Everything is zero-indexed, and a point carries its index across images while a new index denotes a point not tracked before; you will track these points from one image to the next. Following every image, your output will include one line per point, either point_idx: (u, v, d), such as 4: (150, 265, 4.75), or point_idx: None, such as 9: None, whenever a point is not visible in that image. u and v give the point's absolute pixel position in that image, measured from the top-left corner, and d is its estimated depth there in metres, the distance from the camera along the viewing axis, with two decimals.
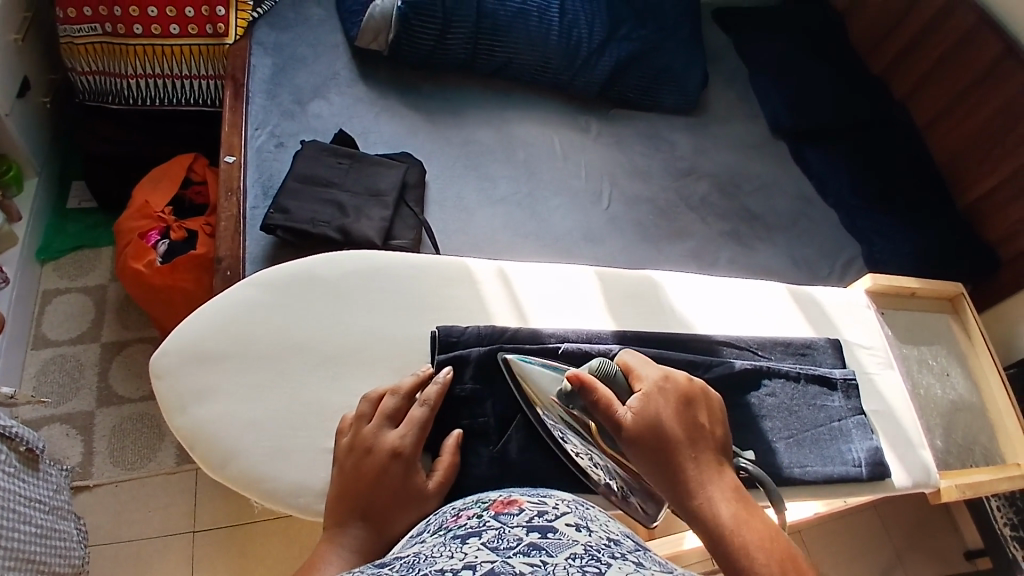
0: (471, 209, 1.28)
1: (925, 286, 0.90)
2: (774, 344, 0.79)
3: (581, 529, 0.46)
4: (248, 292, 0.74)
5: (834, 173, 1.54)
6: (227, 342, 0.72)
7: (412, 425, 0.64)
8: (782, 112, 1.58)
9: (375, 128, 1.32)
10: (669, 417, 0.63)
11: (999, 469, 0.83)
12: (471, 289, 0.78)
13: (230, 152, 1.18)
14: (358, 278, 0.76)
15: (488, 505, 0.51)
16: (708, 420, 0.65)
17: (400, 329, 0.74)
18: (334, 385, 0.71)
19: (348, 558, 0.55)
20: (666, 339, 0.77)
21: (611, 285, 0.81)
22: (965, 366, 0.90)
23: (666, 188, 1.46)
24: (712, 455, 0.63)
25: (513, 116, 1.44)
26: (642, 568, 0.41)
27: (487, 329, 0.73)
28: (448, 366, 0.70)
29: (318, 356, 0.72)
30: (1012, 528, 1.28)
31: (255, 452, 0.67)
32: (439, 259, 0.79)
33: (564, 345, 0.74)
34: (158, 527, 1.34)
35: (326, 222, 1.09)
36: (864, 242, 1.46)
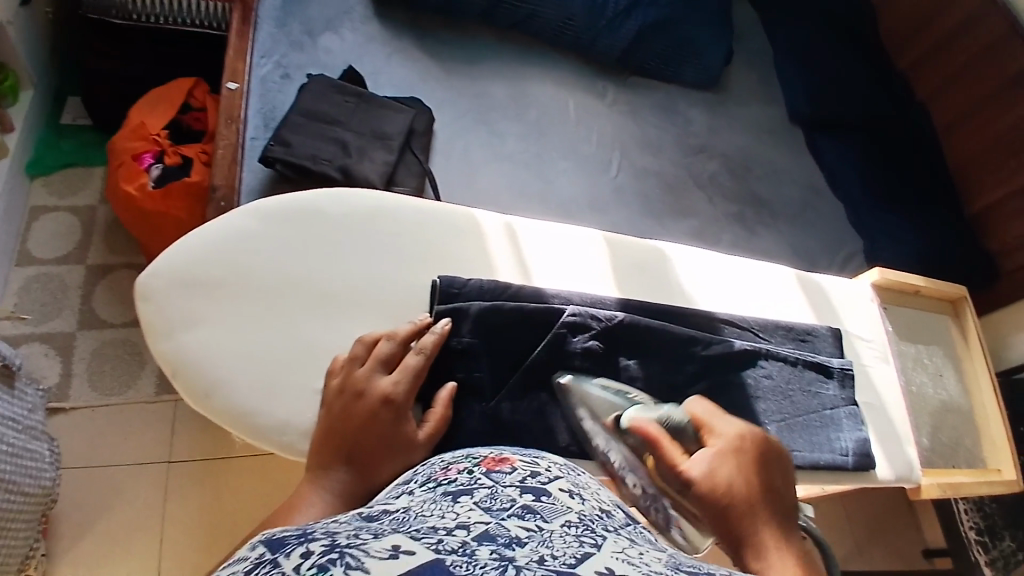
0: (477, 164, 1.25)
1: (929, 284, 0.89)
2: (775, 328, 0.78)
3: (574, 496, 0.46)
4: (243, 219, 0.71)
5: (847, 165, 1.51)
6: (218, 269, 0.69)
7: (405, 373, 0.63)
8: (802, 98, 1.54)
9: (386, 69, 1.27)
10: (742, 476, 0.56)
11: (977, 474, 0.85)
12: (475, 242, 0.76)
13: (232, 78, 1.13)
14: (360, 217, 0.74)
15: (479, 462, 0.50)
16: (783, 488, 0.58)
17: (400, 275, 0.72)
18: (329, 326, 0.69)
19: (330, 499, 0.54)
20: (669, 312, 0.76)
21: (620, 252, 0.79)
22: (958, 369, 0.90)
23: (676, 164, 1.43)
24: (782, 526, 0.54)
25: (528, 73, 1.39)
26: (636, 544, 0.41)
27: (489, 283, 0.71)
28: (446, 318, 0.68)
29: (312, 293, 0.70)
30: (976, 532, 1.32)
31: (243, 386, 0.66)
32: (445, 207, 0.76)
33: (568, 308, 0.72)
34: (134, 454, 1.33)
35: (327, 160, 1.06)
36: (867, 238, 1.45)
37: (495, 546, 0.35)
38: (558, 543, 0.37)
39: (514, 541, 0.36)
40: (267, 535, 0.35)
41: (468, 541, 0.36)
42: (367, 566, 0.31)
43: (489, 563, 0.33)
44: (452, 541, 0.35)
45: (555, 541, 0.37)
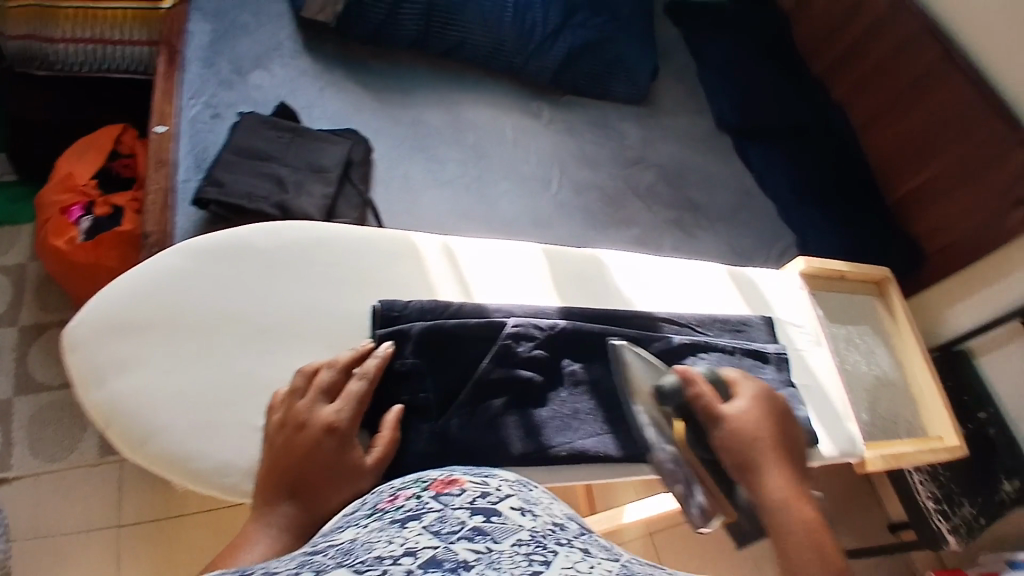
0: (419, 190, 1.26)
1: (853, 269, 0.94)
2: (712, 321, 0.81)
3: (526, 513, 0.45)
4: (173, 259, 0.70)
5: (774, 165, 1.59)
6: (148, 313, 0.67)
7: (348, 400, 0.62)
8: (727, 106, 1.62)
9: (320, 102, 1.27)
10: (764, 420, 0.69)
11: (920, 442, 0.88)
12: (414, 263, 0.76)
13: (161, 121, 1.12)
14: (294, 248, 0.73)
15: (428, 486, 0.48)
16: (795, 433, 0.71)
17: (338, 303, 0.72)
18: (266, 359, 0.68)
19: (278, 539, 0.53)
20: (609, 316, 0.78)
21: (558, 263, 0.81)
22: (889, 345, 0.95)
23: (614, 177, 1.48)
24: (790, 461, 0.67)
25: (464, 99, 1.42)
26: (589, 555, 0.41)
27: (430, 303, 0.72)
28: (389, 340, 0.68)
29: (248, 329, 0.69)
30: (933, 501, 1.40)
31: (178, 430, 0.64)
32: (381, 231, 0.76)
33: (510, 320, 0.73)
34: (80, 521, 1.26)
35: (263, 197, 1.05)
36: (798, 233, 1.52)
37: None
38: (506, 564, 0.36)
39: (461, 566, 0.36)
40: None
41: (412, 570, 0.35)
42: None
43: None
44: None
45: (502, 562, 0.37)
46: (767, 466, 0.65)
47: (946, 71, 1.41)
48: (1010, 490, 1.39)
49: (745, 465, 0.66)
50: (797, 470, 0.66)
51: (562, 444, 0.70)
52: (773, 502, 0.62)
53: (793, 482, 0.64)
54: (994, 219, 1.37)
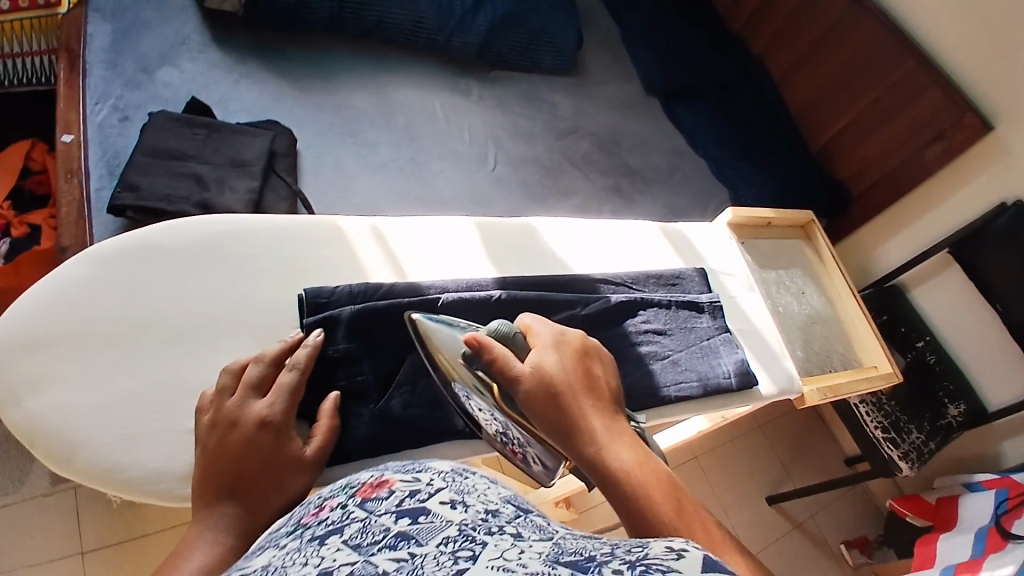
0: (351, 177, 1.23)
1: (778, 215, 0.97)
2: (646, 278, 0.82)
3: (456, 505, 0.44)
4: (80, 267, 0.67)
5: (703, 124, 1.62)
6: (60, 325, 0.64)
7: (280, 393, 0.61)
8: (654, 68, 1.64)
9: (236, 96, 1.22)
10: (566, 370, 0.59)
11: (856, 372, 0.91)
12: (342, 249, 0.75)
13: (66, 130, 1.05)
14: (210, 243, 0.71)
15: (356, 492, 0.47)
16: (605, 377, 0.62)
17: (262, 294, 0.70)
18: (190, 359, 0.65)
19: (220, 541, 0.51)
20: (545, 282, 0.77)
21: (491, 235, 0.80)
22: (818, 284, 0.98)
23: (549, 148, 1.48)
24: (610, 411, 0.58)
25: (389, 81, 1.39)
26: (519, 540, 0.41)
27: (360, 286, 0.70)
28: (318, 329, 0.67)
29: (169, 330, 0.66)
30: (882, 431, 1.40)
31: (104, 442, 0.61)
32: (303, 219, 0.74)
33: (443, 297, 0.72)
34: (36, 554, 1.20)
35: (184, 198, 1.01)
36: (731, 187, 1.56)
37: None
38: (429, 568, 0.36)
39: None
40: None
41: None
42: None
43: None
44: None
45: (425, 567, 0.36)
46: (582, 424, 0.55)
47: (856, 16, 1.46)
48: (956, 413, 1.46)
49: (563, 430, 0.55)
50: (615, 421, 0.56)
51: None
52: (612, 467, 0.52)
53: (620, 437, 0.55)
54: (917, 152, 1.42)
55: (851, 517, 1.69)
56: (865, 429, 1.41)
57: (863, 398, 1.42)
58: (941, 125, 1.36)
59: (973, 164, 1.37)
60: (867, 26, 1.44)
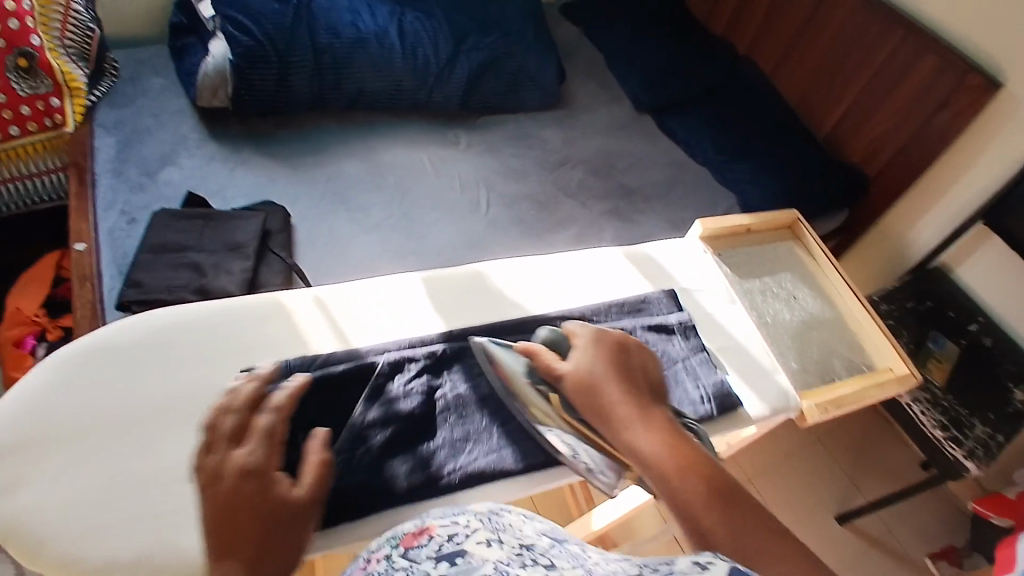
0: (345, 242, 1.27)
1: (756, 220, 0.93)
2: (608, 307, 0.79)
3: (492, 543, 0.50)
4: (49, 371, 0.68)
5: (697, 131, 1.59)
6: (24, 428, 0.64)
7: (260, 438, 0.60)
8: (639, 88, 1.64)
9: (233, 183, 1.30)
10: (606, 365, 0.67)
11: (867, 378, 0.83)
12: (289, 323, 0.77)
13: (78, 238, 1.14)
14: (167, 334, 0.73)
15: (398, 542, 0.53)
16: (643, 366, 0.69)
17: (206, 378, 0.71)
18: (144, 449, 0.65)
19: None
20: (494, 328, 0.77)
21: (438, 287, 0.82)
22: (812, 286, 0.92)
23: (542, 181, 1.49)
24: (648, 400, 0.65)
25: (377, 144, 1.45)
26: (552, 569, 0.47)
27: (295, 359, 0.72)
28: (247, 406, 0.67)
29: (127, 418, 0.66)
30: (942, 429, 1.26)
31: (51, 541, 0.59)
32: (246, 299, 0.77)
33: (383, 358, 0.74)
34: None
35: (183, 286, 1.08)
36: (736, 190, 1.50)
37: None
38: None
39: None
40: None
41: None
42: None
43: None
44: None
45: None
46: (620, 412, 0.63)
47: None
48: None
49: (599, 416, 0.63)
50: (645, 413, 0.63)
51: (454, 471, 0.69)
52: (647, 456, 0.59)
53: (655, 427, 0.62)
54: (923, 123, 1.33)
55: (932, 526, 1.52)
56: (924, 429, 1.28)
57: (916, 397, 1.30)
58: (941, 94, 1.28)
59: (986, 125, 1.27)
60: (843, 2, 1.43)
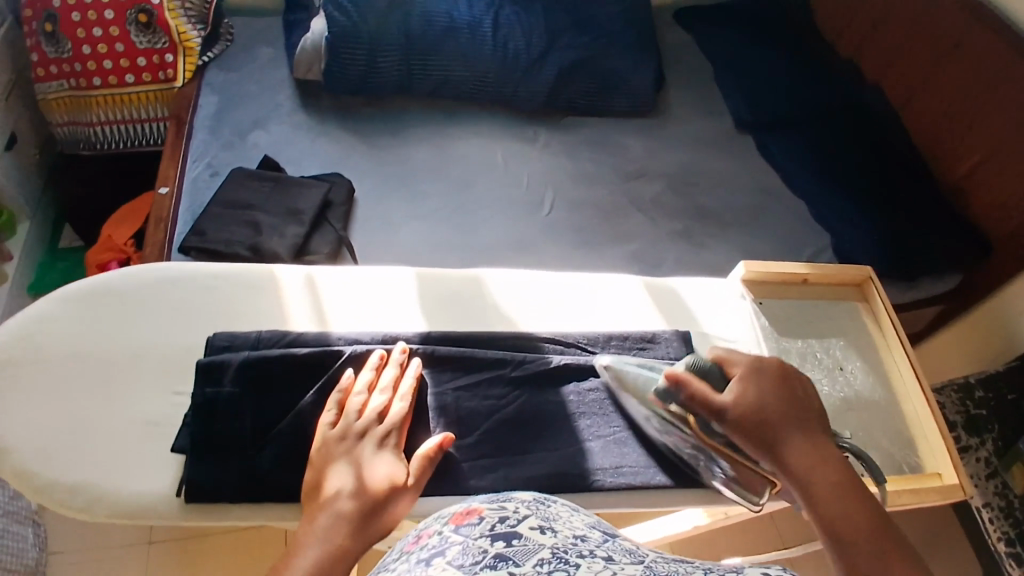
0: (398, 224, 1.29)
1: (815, 272, 0.83)
2: (607, 339, 0.75)
3: (545, 531, 0.47)
4: (44, 305, 0.69)
5: (798, 162, 1.43)
6: (9, 353, 0.66)
7: (391, 424, 0.63)
8: (742, 106, 1.51)
9: (310, 152, 1.36)
10: (774, 394, 0.65)
11: (906, 481, 0.72)
12: (270, 295, 0.74)
13: (164, 183, 1.25)
14: (156, 287, 0.72)
15: (448, 519, 0.50)
16: (808, 398, 0.66)
17: (186, 335, 0.70)
18: (107, 395, 0.65)
19: (314, 551, 0.54)
20: (480, 338, 0.73)
21: (430, 286, 0.77)
22: (866, 358, 0.80)
23: (613, 191, 1.42)
24: (819, 430, 0.64)
25: (454, 131, 1.45)
26: (612, 563, 0.44)
27: (268, 333, 0.69)
28: (206, 370, 0.65)
29: (98, 365, 0.66)
30: (1008, 545, 1.09)
31: (11, 463, 0.60)
32: (242, 266, 0.75)
33: (350, 349, 0.69)
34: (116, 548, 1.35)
35: (239, 242, 1.14)
36: (831, 233, 1.34)
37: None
38: None
39: None
40: None
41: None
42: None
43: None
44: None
45: None
46: (781, 437, 0.62)
47: (977, 32, 1.26)
48: None
49: (759, 439, 0.62)
50: (813, 440, 0.63)
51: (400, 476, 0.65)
52: (814, 485, 0.60)
53: (826, 456, 0.62)
54: None
55: None
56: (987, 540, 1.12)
57: (988, 502, 1.13)
58: None
59: None
60: (983, 38, 1.25)
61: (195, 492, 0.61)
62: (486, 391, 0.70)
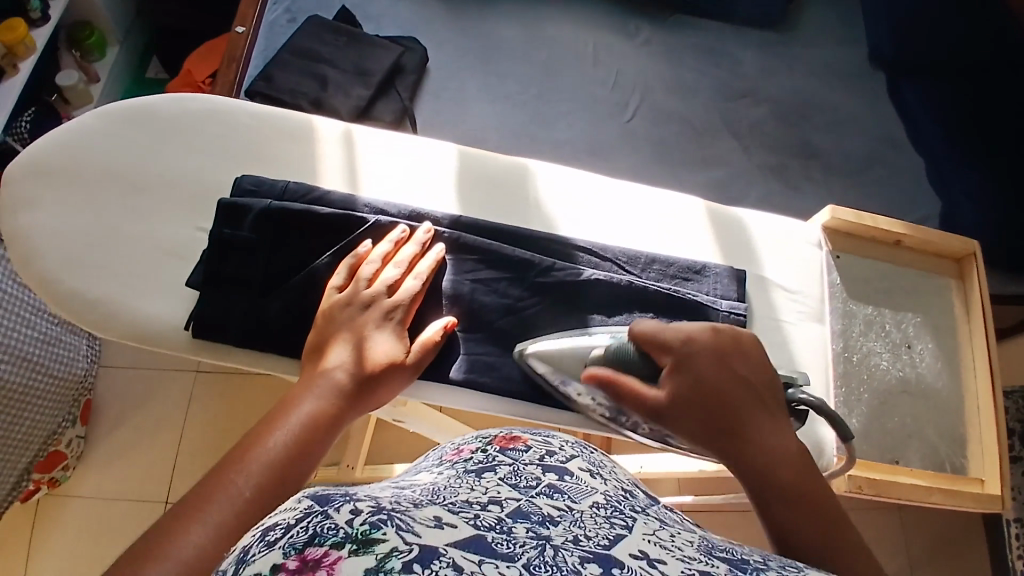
0: (468, 104, 1.21)
1: (911, 234, 0.71)
2: (649, 263, 0.67)
3: (594, 476, 0.49)
4: (91, 118, 0.69)
5: (935, 109, 1.22)
6: (54, 157, 0.66)
7: (399, 301, 0.62)
8: (885, 30, 1.28)
9: (391, 11, 1.28)
10: (715, 376, 0.57)
11: (943, 480, 0.66)
12: (307, 147, 0.70)
13: (241, 22, 1.22)
14: (196, 117, 0.70)
15: (493, 441, 0.54)
16: (753, 375, 0.58)
17: (212, 172, 0.68)
18: (138, 214, 0.65)
19: (306, 405, 0.56)
20: (512, 234, 0.68)
21: (472, 167, 0.71)
22: (942, 342, 0.70)
23: (708, 107, 1.27)
24: (769, 408, 0.56)
25: (546, 12, 1.32)
26: (665, 524, 0.43)
27: (296, 186, 0.67)
28: (232, 209, 0.64)
29: (132, 185, 0.66)
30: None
31: (46, 263, 0.63)
32: (284, 111, 0.71)
33: (375, 218, 0.66)
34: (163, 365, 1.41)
35: (304, 94, 1.10)
36: (948, 200, 1.16)
37: (529, 524, 0.37)
38: (588, 522, 0.39)
39: (546, 518, 0.39)
40: (312, 490, 0.36)
41: (503, 517, 0.38)
42: (417, 530, 0.32)
43: (527, 541, 0.35)
44: (488, 517, 0.37)
45: (585, 521, 0.39)
46: (730, 420, 0.55)
47: None
48: None
49: (704, 424, 0.56)
50: (773, 423, 0.55)
51: None
52: (756, 475, 0.53)
53: (777, 436, 0.55)
54: None
55: None
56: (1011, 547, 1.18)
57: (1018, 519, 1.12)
58: None
59: None
60: None
61: (203, 327, 0.62)
62: (506, 289, 0.66)
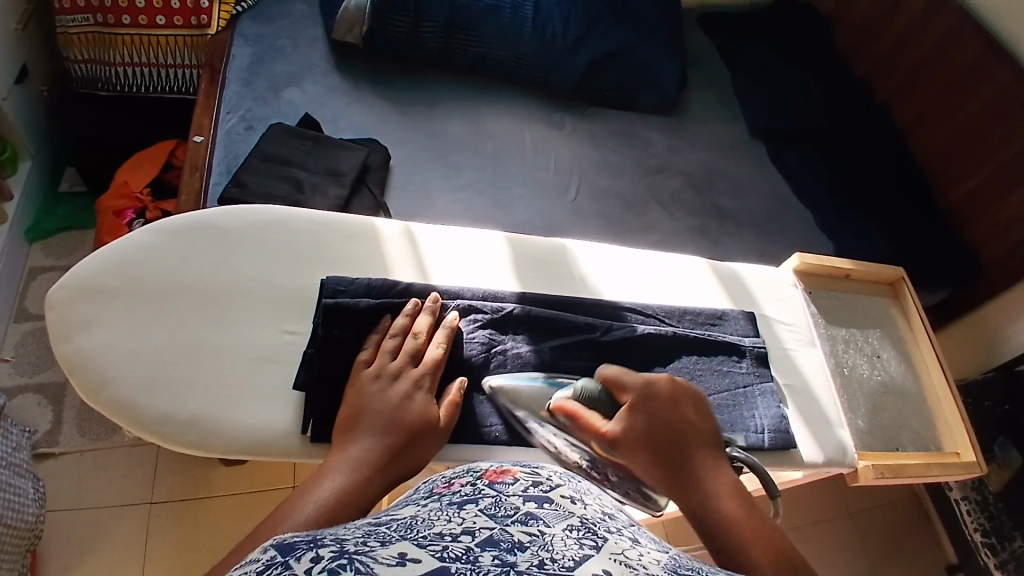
0: (433, 195, 1.30)
1: (858, 268, 0.93)
2: (682, 314, 0.82)
3: (576, 501, 0.48)
4: (151, 236, 0.74)
5: (809, 171, 1.52)
6: (119, 278, 0.71)
7: (428, 366, 0.69)
8: (760, 111, 1.58)
9: (345, 115, 1.35)
10: (668, 421, 0.66)
11: (933, 457, 0.85)
12: (374, 247, 0.80)
13: (198, 131, 1.23)
14: (260, 228, 0.77)
15: (481, 475, 0.50)
16: (701, 418, 0.68)
17: (290, 278, 0.75)
18: (212, 324, 0.71)
19: (336, 479, 0.58)
20: (568, 301, 0.80)
21: (520, 249, 0.84)
22: (901, 350, 0.92)
23: (636, 183, 1.47)
24: (712, 446, 0.66)
25: (486, 110, 1.47)
26: (639, 544, 0.43)
27: (377, 282, 0.75)
28: (333, 309, 0.71)
29: (199, 298, 0.72)
30: (982, 535, 1.37)
31: (122, 382, 0.66)
32: (349, 218, 0.81)
33: (454, 304, 0.76)
34: (104, 500, 1.25)
35: (281, 198, 1.13)
36: (836, 241, 1.43)
37: (498, 552, 0.37)
38: (559, 544, 0.39)
39: (516, 545, 0.38)
40: (278, 539, 0.36)
41: (472, 546, 0.37)
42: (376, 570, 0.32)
43: (492, 568, 0.35)
44: (455, 548, 0.37)
45: (555, 544, 0.39)
46: (677, 460, 0.63)
47: (993, 64, 1.36)
48: None
49: (657, 461, 0.63)
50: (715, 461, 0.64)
51: (496, 425, 0.72)
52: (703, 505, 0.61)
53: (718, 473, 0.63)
54: None
55: None
56: (965, 528, 1.41)
57: (966, 496, 1.40)
58: None
59: None
60: (993, 72, 1.36)
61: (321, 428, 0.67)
62: (578, 352, 0.76)
